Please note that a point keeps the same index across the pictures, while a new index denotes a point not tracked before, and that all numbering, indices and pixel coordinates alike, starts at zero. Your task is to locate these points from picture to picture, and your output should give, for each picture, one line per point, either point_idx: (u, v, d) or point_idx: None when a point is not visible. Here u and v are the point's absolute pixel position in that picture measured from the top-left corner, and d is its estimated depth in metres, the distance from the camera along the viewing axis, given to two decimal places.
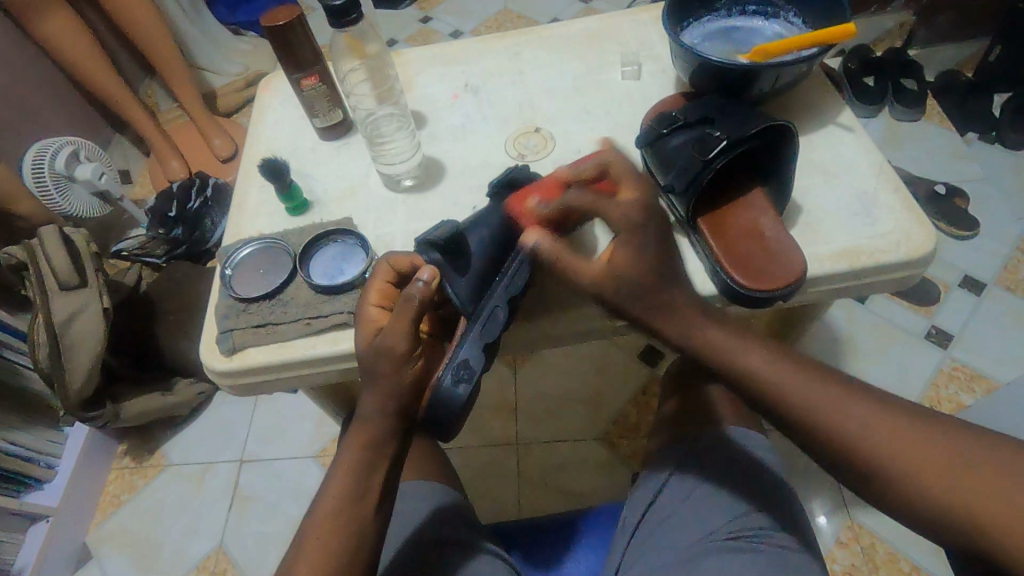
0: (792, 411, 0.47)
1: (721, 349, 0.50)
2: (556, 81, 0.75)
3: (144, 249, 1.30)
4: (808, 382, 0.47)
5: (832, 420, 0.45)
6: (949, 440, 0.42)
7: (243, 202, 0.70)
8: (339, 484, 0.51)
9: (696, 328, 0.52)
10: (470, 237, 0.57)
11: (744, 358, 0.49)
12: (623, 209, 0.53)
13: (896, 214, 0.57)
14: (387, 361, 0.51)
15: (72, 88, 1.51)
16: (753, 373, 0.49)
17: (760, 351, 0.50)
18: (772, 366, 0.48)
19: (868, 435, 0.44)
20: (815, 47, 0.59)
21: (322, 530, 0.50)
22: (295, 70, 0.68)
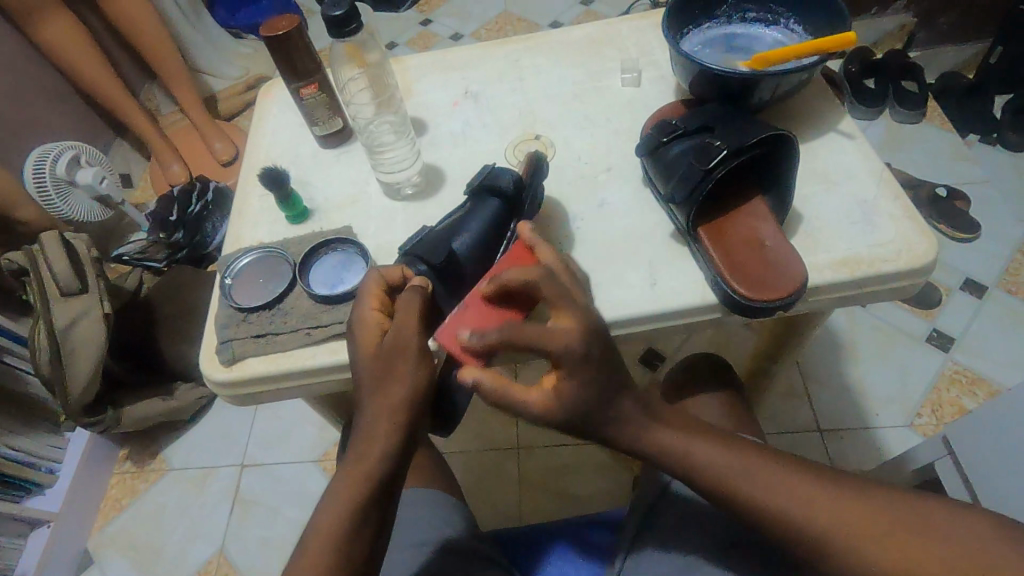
0: (737, 499, 0.46)
1: (675, 448, 0.49)
2: (555, 88, 0.75)
3: (144, 253, 1.31)
4: (761, 471, 0.46)
5: (778, 506, 0.45)
6: (900, 517, 0.42)
7: (243, 210, 0.70)
8: (340, 500, 0.47)
9: (647, 425, 0.49)
10: (456, 244, 0.56)
11: (694, 458, 0.48)
12: (563, 341, 0.45)
13: (896, 222, 0.57)
14: (404, 367, 0.49)
15: (72, 92, 1.51)
16: (703, 469, 0.48)
17: (713, 449, 0.48)
18: (720, 456, 0.48)
19: (816, 522, 0.44)
20: (816, 55, 0.59)
21: (315, 550, 0.46)
22: (293, 78, 0.69)
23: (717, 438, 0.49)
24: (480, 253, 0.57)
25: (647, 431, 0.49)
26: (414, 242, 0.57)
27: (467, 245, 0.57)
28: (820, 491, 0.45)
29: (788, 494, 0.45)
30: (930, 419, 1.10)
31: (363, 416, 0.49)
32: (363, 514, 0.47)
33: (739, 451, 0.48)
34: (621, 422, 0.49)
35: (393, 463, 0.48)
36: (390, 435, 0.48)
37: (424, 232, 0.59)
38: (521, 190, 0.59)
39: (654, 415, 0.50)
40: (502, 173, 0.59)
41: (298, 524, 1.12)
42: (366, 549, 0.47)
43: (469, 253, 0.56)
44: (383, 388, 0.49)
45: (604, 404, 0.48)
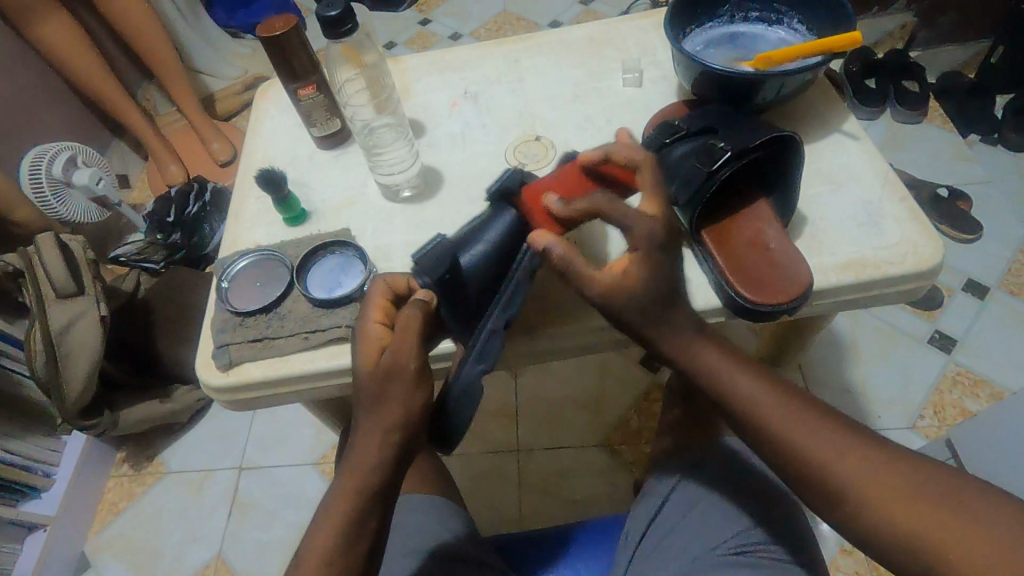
0: (770, 435, 0.46)
1: (713, 380, 0.49)
2: (556, 88, 0.74)
3: (142, 255, 1.31)
4: (799, 419, 0.46)
5: (809, 457, 0.45)
6: (936, 488, 0.42)
7: (240, 212, 0.69)
8: (331, 517, 0.47)
9: (691, 352, 0.49)
10: (462, 254, 0.55)
11: (736, 386, 0.48)
12: (644, 222, 0.47)
13: (902, 224, 0.56)
14: (398, 386, 0.48)
15: (69, 92, 1.50)
16: (744, 402, 0.47)
17: (754, 383, 0.48)
18: (761, 393, 0.47)
19: (847, 480, 0.43)
20: (820, 55, 0.58)
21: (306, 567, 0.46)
22: (291, 80, 0.68)
23: (759, 372, 0.49)
24: (487, 263, 0.55)
25: (689, 351, 0.49)
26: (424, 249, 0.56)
27: (472, 256, 0.55)
28: (858, 454, 0.44)
29: (824, 444, 0.45)
30: (933, 421, 1.09)
31: (358, 432, 0.49)
32: (354, 531, 0.47)
33: (780, 391, 0.48)
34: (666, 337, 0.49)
35: (382, 483, 0.48)
36: (380, 455, 0.47)
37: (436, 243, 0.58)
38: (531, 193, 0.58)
39: (701, 343, 0.49)
40: (509, 177, 0.58)
41: (297, 527, 1.11)
42: (356, 564, 0.47)
43: (476, 266, 0.55)
44: (377, 405, 0.48)
45: (659, 302, 0.48)
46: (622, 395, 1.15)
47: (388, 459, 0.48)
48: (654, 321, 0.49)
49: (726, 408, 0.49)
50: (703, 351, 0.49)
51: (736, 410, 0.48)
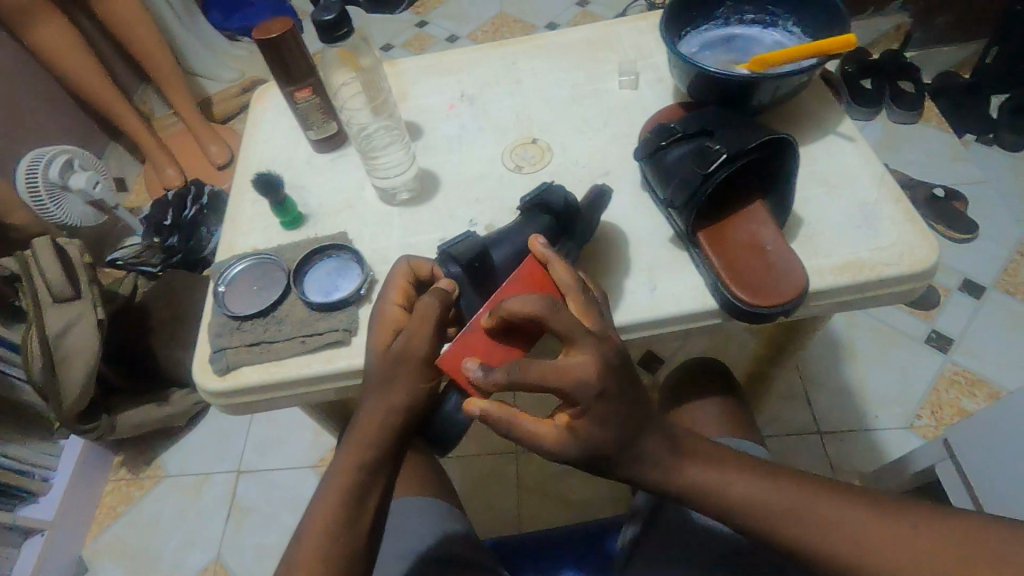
0: (777, 534, 0.44)
1: (702, 492, 0.46)
2: (552, 90, 0.74)
3: (139, 258, 1.29)
4: (783, 499, 0.44)
5: (799, 538, 0.43)
6: (951, 543, 0.40)
7: (237, 216, 0.69)
8: (334, 493, 0.47)
9: (674, 467, 0.46)
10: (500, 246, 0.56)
11: (729, 491, 0.45)
12: (581, 384, 0.39)
13: (897, 227, 0.56)
14: (408, 372, 0.49)
15: (65, 96, 1.50)
16: (736, 498, 0.45)
17: (742, 479, 0.45)
18: (755, 487, 0.45)
19: (861, 557, 0.41)
20: (814, 58, 0.58)
21: (310, 551, 0.45)
22: (287, 82, 0.68)
23: (745, 464, 0.47)
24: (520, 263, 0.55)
25: (674, 468, 0.46)
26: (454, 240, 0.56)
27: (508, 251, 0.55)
28: (845, 521, 0.42)
29: (832, 525, 0.43)
30: (930, 420, 1.09)
31: (362, 409, 0.49)
32: (357, 508, 0.47)
33: (772, 478, 0.46)
34: (647, 467, 0.45)
35: (385, 458, 0.48)
36: (384, 430, 0.48)
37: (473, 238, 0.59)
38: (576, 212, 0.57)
39: (678, 458, 0.46)
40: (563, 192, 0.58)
41: None
42: (353, 551, 0.46)
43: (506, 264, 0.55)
44: (384, 386, 0.49)
45: (623, 446, 0.43)
46: None
47: (393, 437, 0.48)
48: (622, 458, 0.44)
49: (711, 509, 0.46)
50: (687, 461, 0.46)
51: (734, 517, 0.45)
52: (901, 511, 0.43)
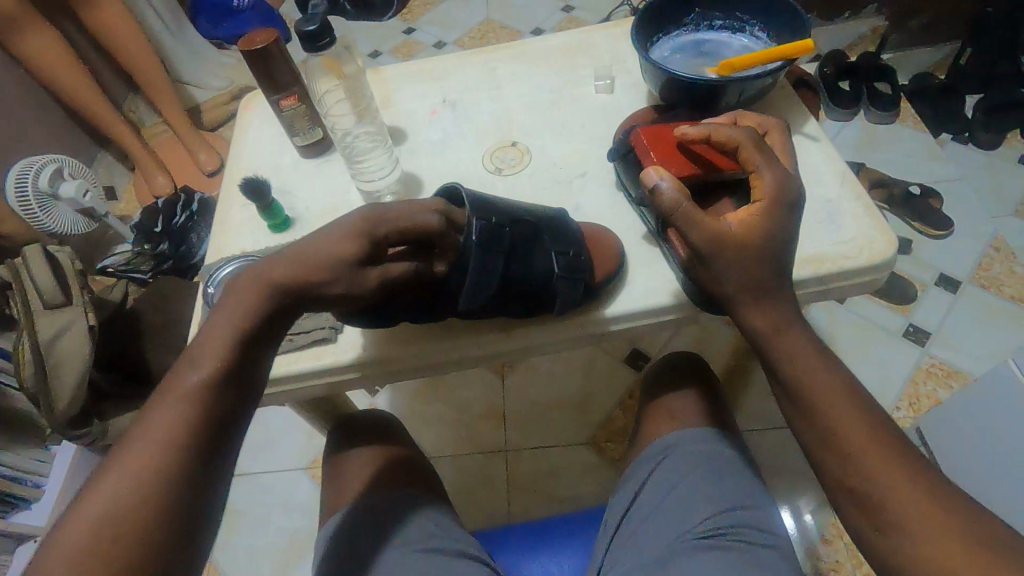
0: (825, 434, 0.47)
1: (794, 364, 0.49)
2: (532, 95, 0.77)
3: (129, 266, 1.31)
4: (858, 416, 0.46)
5: (852, 446, 0.46)
6: (978, 534, 0.42)
7: (226, 220, 0.71)
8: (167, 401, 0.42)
9: (784, 330, 0.49)
10: (511, 255, 0.55)
11: (813, 374, 0.48)
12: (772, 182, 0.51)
13: (857, 221, 0.59)
14: (348, 282, 0.48)
15: (55, 106, 1.51)
16: (819, 386, 0.48)
17: (832, 379, 0.48)
18: (838, 390, 0.47)
19: (891, 492, 0.44)
20: (778, 62, 0.61)
21: (145, 445, 0.40)
22: (274, 91, 0.69)
23: (839, 372, 0.49)
24: (511, 284, 0.55)
25: (778, 333, 0.49)
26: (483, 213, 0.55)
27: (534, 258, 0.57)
28: (898, 463, 0.45)
29: (879, 462, 0.45)
30: (909, 412, 1.12)
31: (274, 261, 0.47)
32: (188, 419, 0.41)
33: (859, 399, 0.47)
34: (756, 305, 0.49)
35: (271, 327, 0.46)
36: (281, 292, 0.46)
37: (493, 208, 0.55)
38: (565, 276, 0.57)
39: (794, 331, 0.49)
40: (563, 238, 0.59)
41: (289, 533, 1.12)
42: (204, 431, 0.42)
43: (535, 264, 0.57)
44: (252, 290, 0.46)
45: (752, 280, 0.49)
46: (608, 393, 1.18)
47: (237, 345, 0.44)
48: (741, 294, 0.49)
49: (784, 384, 0.49)
50: (794, 332, 0.49)
51: (794, 392, 0.48)
52: (952, 495, 0.44)
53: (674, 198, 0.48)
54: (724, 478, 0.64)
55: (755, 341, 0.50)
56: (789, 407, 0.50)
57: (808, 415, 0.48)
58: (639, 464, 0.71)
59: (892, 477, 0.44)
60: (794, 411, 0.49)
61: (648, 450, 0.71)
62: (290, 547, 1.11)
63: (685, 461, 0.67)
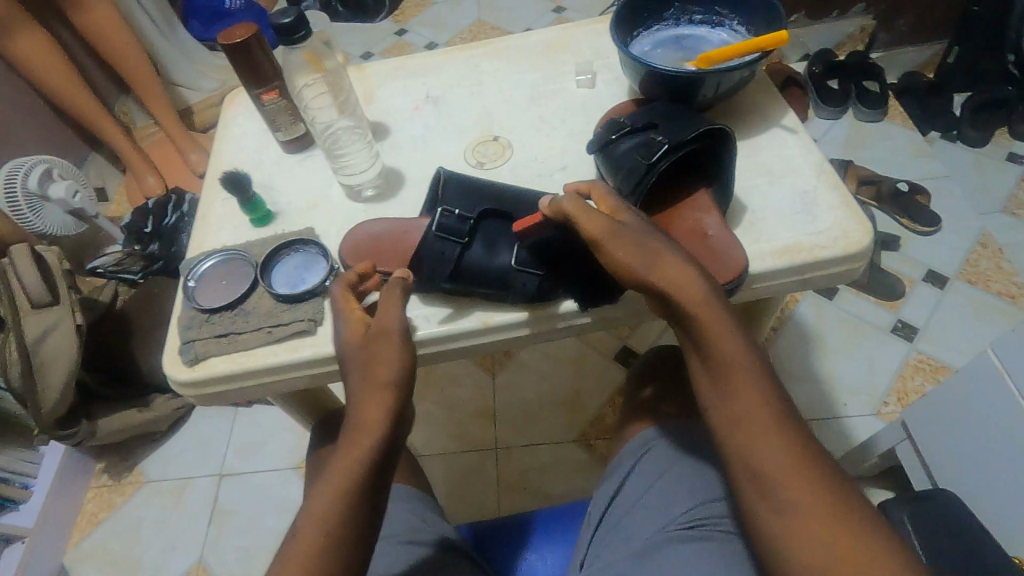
0: (729, 415, 0.46)
1: (716, 338, 0.47)
2: (514, 90, 0.77)
3: (118, 266, 1.27)
4: (771, 407, 0.45)
5: (752, 432, 0.45)
6: (865, 547, 0.40)
7: (208, 216, 0.71)
8: (297, 563, 0.45)
9: (709, 305, 0.48)
10: (474, 242, 0.58)
11: (731, 354, 0.47)
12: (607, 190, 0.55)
13: (834, 212, 0.59)
14: (388, 349, 0.52)
15: (46, 107, 1.51)
16: (731, 358, 0.47)
17: (749, 362, 0.47)
18: (753, 375, 0.46)
19: (783, 484, 0.43)
20: (754, 54, 0.61)
21: (295, 560, 0.45)
22: (254, 85, 0.69)
23: (762, 361, 0.48)
24: (463, 274, 0.58)
25: (701, 306, 0.48)
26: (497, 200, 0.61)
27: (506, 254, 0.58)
28: (797, 463, 0.43)
29: (777, 454, 0.44)
30: (896, 406, 1.13)
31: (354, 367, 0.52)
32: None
33: (773, 390, 0.46)
34: (654, 268, 0.49)
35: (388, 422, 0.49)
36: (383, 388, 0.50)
37: (482, 190, 0.62)
38: (522, 270, 0.58)
39: (716, 306, 0.48)
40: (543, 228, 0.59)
41: (278, 533, 1.12)
42: (350, 531, 0.46)
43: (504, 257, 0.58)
44: (366, 402, 0.50)
45: (657, 257, 0.49)
46: (597, 389, 1.18)
47: (364, 473, 0.48)
48: (653, 265, 0.49)
49: (702, 358, 0.48)
50: (723, 307, 0.49)
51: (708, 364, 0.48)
52: (853, 507, 0.42)
53: (557, 203, 0.51)
54: (703, 470, 0.64)
55: (673, 309, 0.49)
56: (702, 381, 0.48)
57: (720, 389, 0.47)
58: (620, 458, 0.71)
59: (785, 463, 0.43)
60: (706, 382, 0.48)
61: (631, 443, 0.71)
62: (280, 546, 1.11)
63: (666, 453, 0.66)
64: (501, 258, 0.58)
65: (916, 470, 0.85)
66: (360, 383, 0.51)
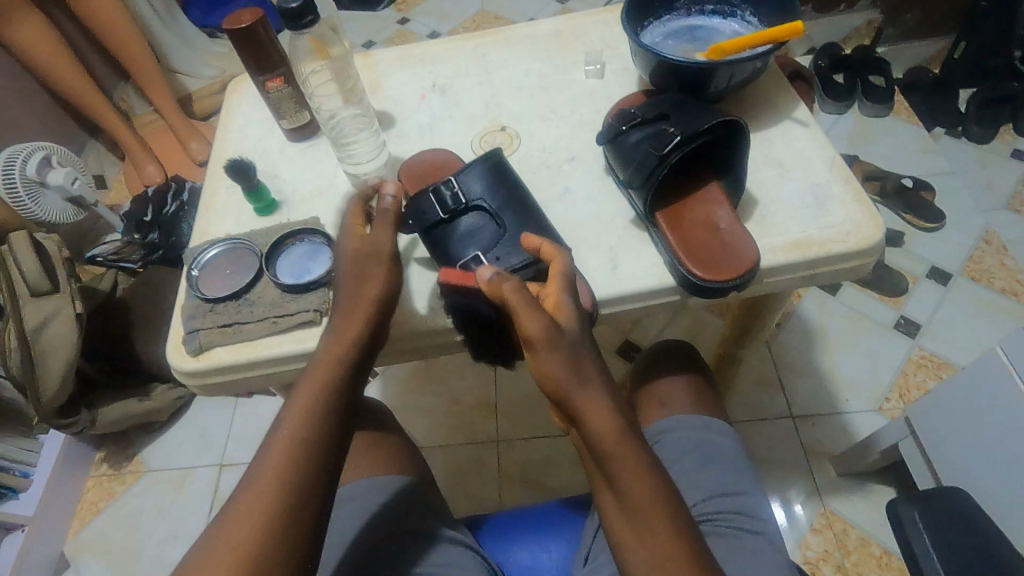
0: (641, 533, 0.46)
1: (626, 460, 0.46)
2: (521, 80, 0.76)
3: (119, 255, 1.27)
4: (674, 526, 0.46)
5: (655, 551, 0.45)
6: None
7: (211, 204, 0.70)
8: (265, 493, 0.41)
9: (614, 419, 0.47)
10: (458, 221, 0.60)
11: (637, 468, 0.46)
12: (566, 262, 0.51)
13: (845, 206, 0.59)
14: (376, 267, 0.53)
15: (44, 94, 1.50)
16: (638, 487, 0.46)
17: (655, 479, 0.47)
18: (656, 492, 0.46)
19: None
20: (767, 45, 0.61)
21: (264, 474, 0.42)
22: (257, 72, 0.68)
23: (664, 481, 0.48)
24: (434, 244, 0.60)
25: (608, 424, 0.46)
26: (510, 185, 0.61)
27: (465, 245, 0.59)
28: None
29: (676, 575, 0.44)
30: (898, 402, 1.12)
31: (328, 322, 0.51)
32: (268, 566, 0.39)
33: (673, 506, 0.47)
34: (580, 391, 0.46)
35: (352, 375, 0.49)
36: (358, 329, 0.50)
37: (510, 181, 0.62)
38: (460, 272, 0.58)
39: (623, 422, 0.47)
40: (517, 253, 0.57)
41: None
42: (327, 446, 0.44)
43: (465, 247, 0.59)
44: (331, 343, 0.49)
45: (577, 365, 0.47)
46: None
47: (327, 413, 0.46)
48: (573, 383, 0.46)
49: (609, 476, 0.47)
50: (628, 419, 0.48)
51: (616, 482, 0.46)
52: None
53: (496, 286, 0.47)
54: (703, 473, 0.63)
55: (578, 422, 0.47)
56: (612, 492, 0.47)
57: (631, 516, 0.46)
58: None
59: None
60: (613, 497, 0.47)
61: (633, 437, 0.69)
62: None
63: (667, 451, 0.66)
64: (464, 250, 0.59)
65: (919, 468, 0.86)
66: (332, 325, 0.51)
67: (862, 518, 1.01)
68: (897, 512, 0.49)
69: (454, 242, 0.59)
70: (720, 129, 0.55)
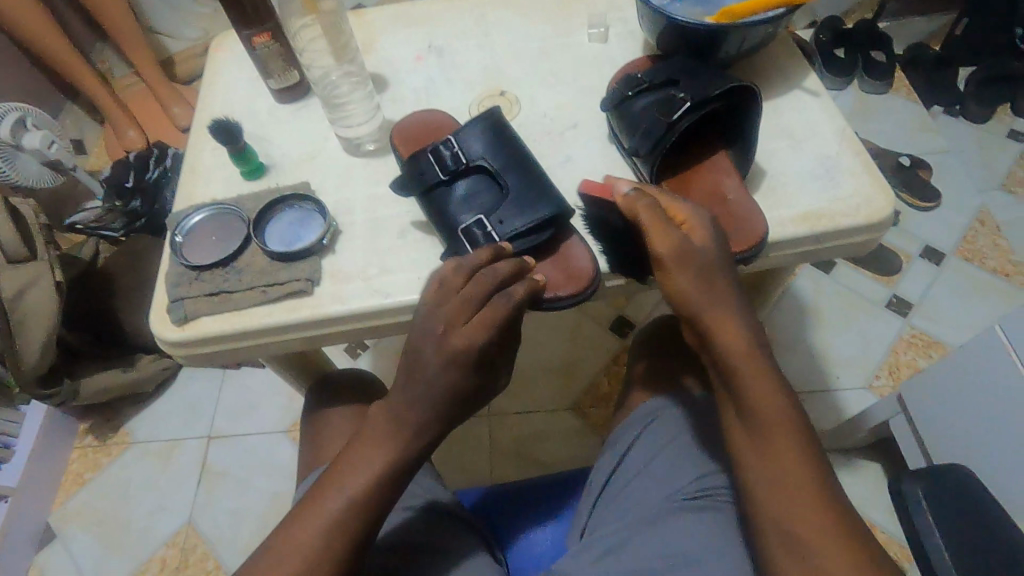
0: (759, 458, 0.47)
1: (756, 386, 0.47)
2: (522, 42, 0.73)
3: (99, 222, 1.19)
4: (800, 454, 0.46)
5: (774, 476, 0.46)
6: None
7: (196, 167, 0.67)
8: (319, 517, 0.48)
9: (746, 349, 0.48)
10: (456, 185, 0.58)
11: (766, 394, 0.47)
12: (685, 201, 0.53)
13: (855, 178, 0.57)
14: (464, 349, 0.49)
15: (17, 52, 1.42)
16: (772, 421, 0.47)
17: (785, 404, 0.48)
18: (785, 416, 0.47)
19: (800, 528, 0.44)
20: (781, 9, 0.58)
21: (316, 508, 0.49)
22: (244, 26, 0.64)
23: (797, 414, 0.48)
24: (432, 207, 0.58)
25: (735, 345, 0.48)
26: (512, 146, 0.59)
27: (464, 208, 0.57)
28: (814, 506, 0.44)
29: (795, 498, 0.45)
30: (888, 380, 1.13)
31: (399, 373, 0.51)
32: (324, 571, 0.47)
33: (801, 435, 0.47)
34: (710, 310, 0.48)
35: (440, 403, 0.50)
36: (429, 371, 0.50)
37: (511, 141, 0.59)
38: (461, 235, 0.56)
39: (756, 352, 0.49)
40: (522, 215, 0.56)
41: (270, 495, 1.11)
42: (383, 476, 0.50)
43: (463, 210, 0.57)
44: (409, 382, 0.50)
45: (709, 282, 0.49)
46: (591, 358, 1.17)
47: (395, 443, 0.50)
48: (701, 303, 0.49)
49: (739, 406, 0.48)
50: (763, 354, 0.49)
51: (746, 410, 0.48)
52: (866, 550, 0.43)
53: (631, 202, 0.50)
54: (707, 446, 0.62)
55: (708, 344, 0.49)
56: (732, 420, 0.49)
57: (753, 437, 0.47)
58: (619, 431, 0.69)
59: (803, 514, 0.44)
60: (737, 424, 0.49)
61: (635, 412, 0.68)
62: (271, 508, 1.10)
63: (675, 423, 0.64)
64: (461, 214, 0.57)
65: (910, 446, 0.86)
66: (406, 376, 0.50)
67: (848, 493, 1.02)
68: (903, 492, 0.50)
69: (451, 206, 0.57)
70: (732, 96, 0.53)
